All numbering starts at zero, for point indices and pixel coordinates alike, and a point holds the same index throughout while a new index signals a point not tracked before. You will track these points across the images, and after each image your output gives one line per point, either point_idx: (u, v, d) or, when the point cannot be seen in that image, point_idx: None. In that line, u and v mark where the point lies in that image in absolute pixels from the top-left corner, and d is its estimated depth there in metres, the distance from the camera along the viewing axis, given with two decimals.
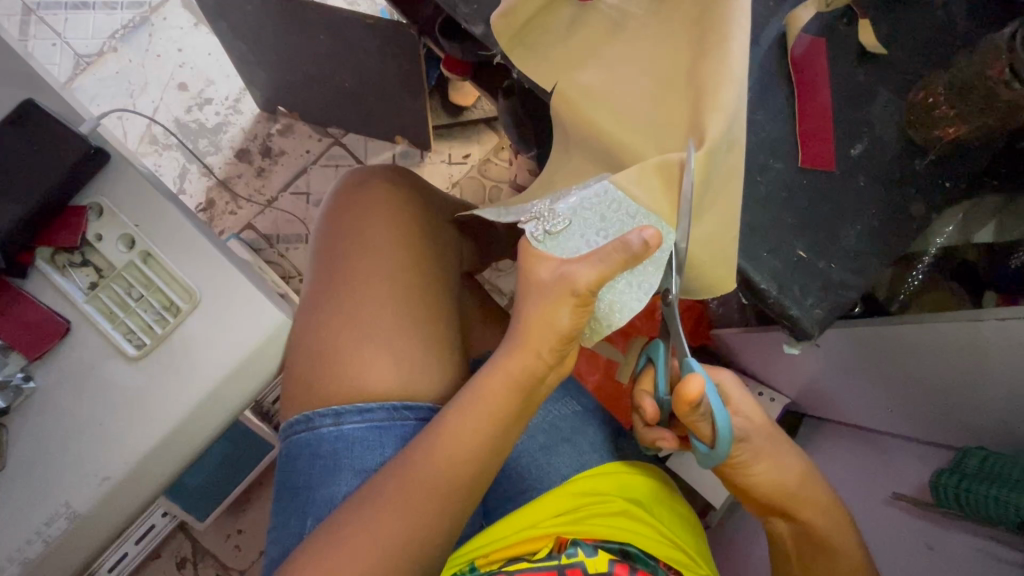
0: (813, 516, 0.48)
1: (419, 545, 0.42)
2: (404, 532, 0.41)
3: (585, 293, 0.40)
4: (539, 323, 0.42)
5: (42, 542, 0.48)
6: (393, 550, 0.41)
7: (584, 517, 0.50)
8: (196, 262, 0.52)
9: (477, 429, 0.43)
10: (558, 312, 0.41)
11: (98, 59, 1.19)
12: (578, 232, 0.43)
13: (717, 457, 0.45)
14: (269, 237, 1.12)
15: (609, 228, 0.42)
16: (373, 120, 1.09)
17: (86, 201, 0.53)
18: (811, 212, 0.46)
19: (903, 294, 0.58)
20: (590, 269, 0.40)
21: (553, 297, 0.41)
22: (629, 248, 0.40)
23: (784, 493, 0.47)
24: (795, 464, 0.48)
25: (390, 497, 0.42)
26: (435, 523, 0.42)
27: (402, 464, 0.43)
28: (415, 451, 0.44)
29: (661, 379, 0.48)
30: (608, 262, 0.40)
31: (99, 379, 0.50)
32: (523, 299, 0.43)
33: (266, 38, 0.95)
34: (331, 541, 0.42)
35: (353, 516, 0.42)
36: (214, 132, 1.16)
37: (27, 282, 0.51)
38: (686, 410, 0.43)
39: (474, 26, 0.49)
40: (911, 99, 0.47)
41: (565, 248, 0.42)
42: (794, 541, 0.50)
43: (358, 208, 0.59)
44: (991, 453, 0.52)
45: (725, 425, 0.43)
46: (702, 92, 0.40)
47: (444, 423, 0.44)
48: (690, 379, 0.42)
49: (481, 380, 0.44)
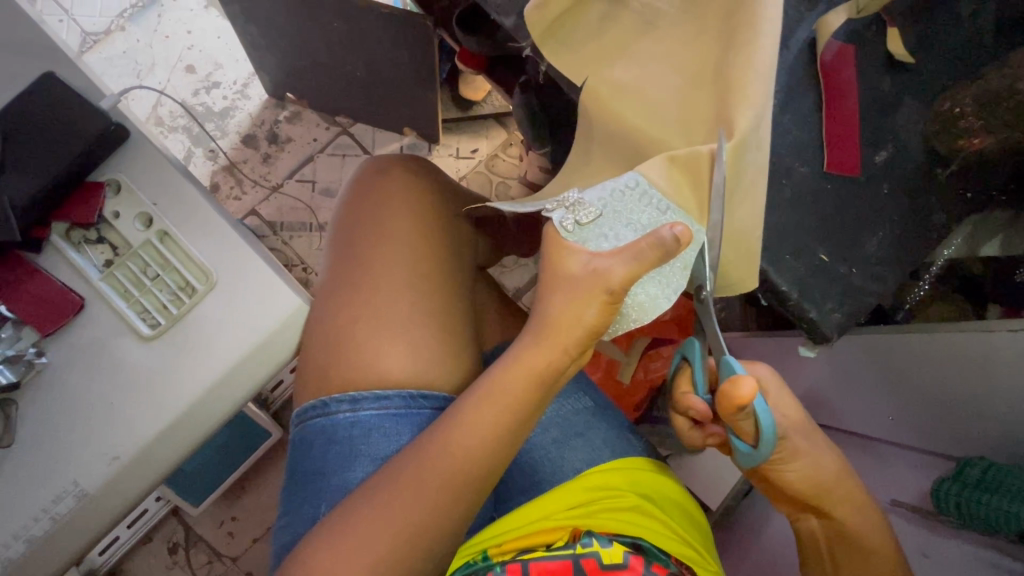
0: (847, 514, 0.48)
1: (432, 534, 0.42)
2: (419, 520, 0.41)
3: (617, 290, 0.40)
4: (566, 317, 0.42)
5: (49, 520, 0.47)
6: (405, 539, 0.41)
7: (597, 511, 0.50)
8: (214, 244, 0.52)
9: (494, 422, 0.43)
10: (585, 309, 0.41)
11: (105, 37, 1.17)
12: (607, 225, 0.43)
13: (760, 457, 0.45)
14: (272, 224, 1.11)
15: (639, 222, 0.42)
16: (384, 111, 1.08)
17: (104, 177, 0.52)
18: (834, 217, 0.46)
19: (909, 303, 0.60)
20: (624, 266, 0.40)
21: (583, 293, 0.41)
22: (664, 245, 0.39)
23: (823, 487, 0.48)
24: (825, 462, 0.48)
25: (405, 486, 0.42)
26: (448, 513, 0.42)
27: (417, 454, 0.43)
28: (432, 440, 0.43)
29: (700, 376, 0.48)
30: (642, 259, 0.40)
31: (110, 358, 0.49)
32: (549, 294, 0.42)
33: (279, 23, 0.94)
34: (345, 528, 0.42)
35: (369, 503, 0.42)
36: (222, 116, 1.15)
37: (40, 256, 0.51)
38: (731, 411, 0.43)
39: (506, 17, 0.49)
40: (937, 109, 0.48)
41: (594, 240, 0.43)
42: (826, 540, 0.50)
43: (377, 194, 0.59)
44: (994, 463, 0.52)
45: (769, 425, 0.44)
46: (732, 89, 0.40)
47: (461, 413, 0.44)
48: (740, 380, 0.42)
49: (499, 373, 0.44)
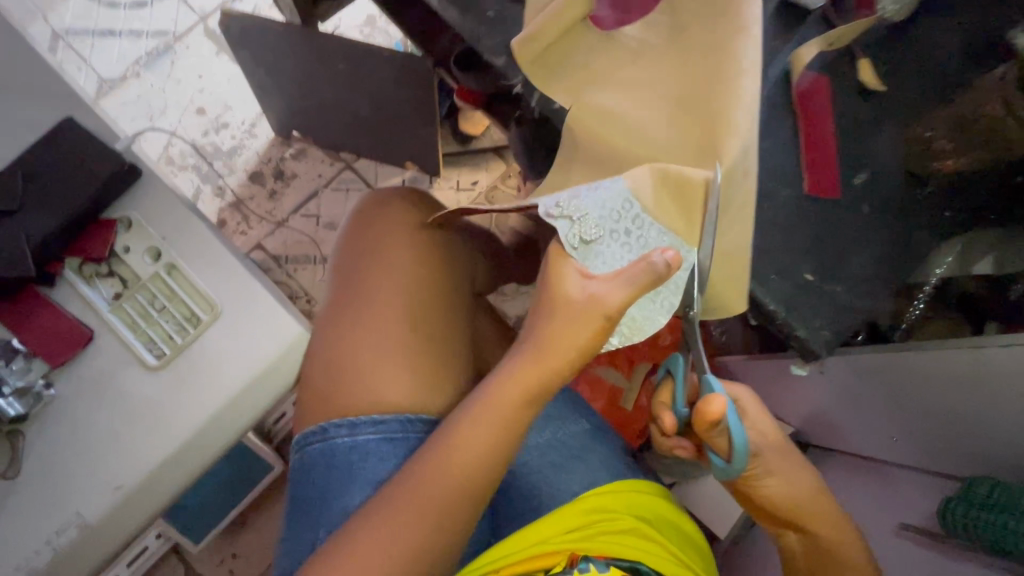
0: (822, 529, 0.48)
1: (426, 560, 0.42)
2: (413, 543, 0.42)
3: (614, 316, 0.42)
4: (562, 340, 0.43)
5: (50, 551, 0.48)
6: (398, 564, 0.41)
7: (595, 534, 0.49)
8: (220, 275, 0.54)
9: (488, 443, 0.44)
10: (583, 329, 0.42)
11: (121, 83, 1.23)
12: (605, 243, 0.44)
13: (732, 473, 0.45)
14: (277, 257, 1.14)
15: (634, 243, 0.44)
16: (386, 147, 1.12)
17: (117, 214, 0.55)
18: (818, 237, 0.48)
19: (906, 323, 0.59)
20: (621, 292, 0.41)
21: (580, 317, 0.42)
22: (655, 270, 0.40)
23: (803, 502, 0.48)
24: (807, 478, 0.49)
25: (396, 505, 0.43)
26: (441, 537, 0.42)
27: (412, 475, 0.44)
28: (426, 462, 0.44)
29: (679, 391, 0.49)
30: (637, 286, 0.41)
31: (117, 389, 0.51)
32: (547, 316, 0.43)
33: (285, 66, 1.00)
34: (340, 550, 0.42)
35: (364, 527, 0.42)
36: (230, 155, 1.20)
37: (53, 290, 0.53)
38: (704, 427, 0.44)
39: (496, 57, 0.52)
40: (911, 135, 0.50)
41: (591, 258, 0.44)
42: (805, 557, 0.50)
43: (378, 224, 0.61)
44: (1000, 481, 0.52)
45: (742, 441, 0.44)
46: (717, 122, 0.43)
47: (456, 434, 0.44)
48: (712, 398, 0.43)
49: (493, 394, 0.44)
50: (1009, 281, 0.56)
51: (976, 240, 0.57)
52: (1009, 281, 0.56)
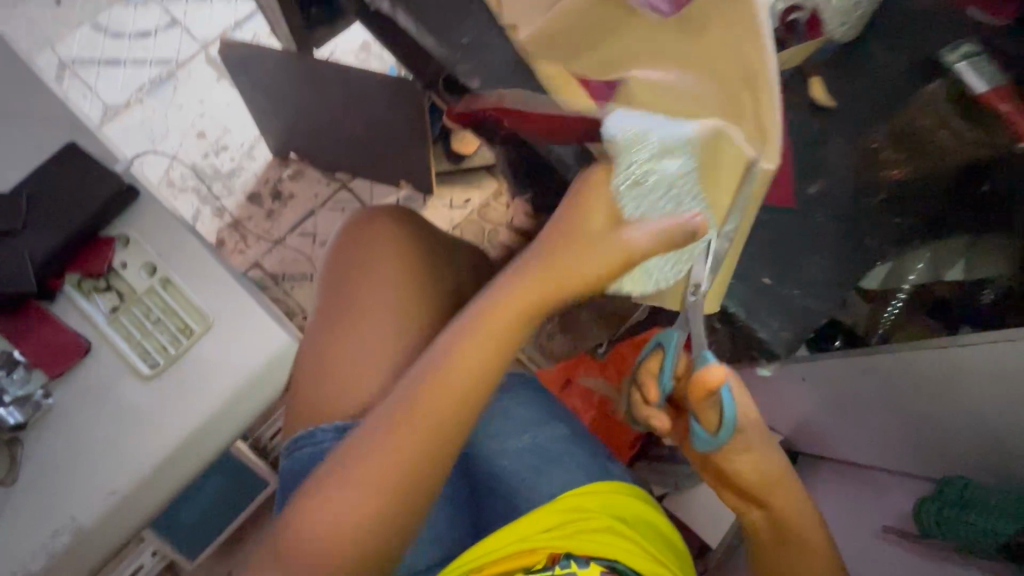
0: (787, 506, 0.51)
1: (375, 521, 0.39)
2: (368, 498, 0.39)
3: (635, 259, 0.41)
4: (576, 269, 0.41)
5: (45, 556, 0.49)
6: (349, 520, 0.39)
7: (575, 532, 0.51)
8: (213, 289, 0.56)
9: (471, 382, 0.41)
10: (603, 265, 0.41)
11: (125, 109, 1.28)
12: (652, 190, 0.43)
13: (716, 444, 0.47)
14: (275, 275, 1.18)
15: (675, 200, 0.44)
16: (381, 168, 1.16)
17: (115, 232, 0.57)
18: (775, 244, 0.50)
19: (883, 327, 0.63)
20: (648, 235, 0.41)
21: (602, 247, 0.41)
22: (684, 230, 0.41)
23: (771, 477, 0.51)
24: (777, 460, 0.52)
25: (364, 463, 0.40)
26: (396, 499, 0.40)
27: (389, 416, 0.41)
28: (405, 403, 0.41)
29: (669, 364, 0.49)
30: (663, 236, 0.41)
31: (112, 398, 0.53)
32: (569, 241, 0.42)
33: (283, 91, 1.04)
34: (303, 501, 0.40)
35: (327, 478, 0.40)
36: (229, 176, 1.24)
37: (53, 304, 0.55)
38: (701, 395, 0.45)
39: (471, 80, 0.56)
40: (863, 148, 0.54)
41: (633, 202, 0.43)
42: (768, 534, 0.52)
43: (364, 242, 0.64)
44: (969, 482, 0.58)
45: (732, 412, 0.46)
46: (756, 102, 0.43)
47: (438, 371, 0.41)
48: (714, 367, 0.44)
49: (487, 325, 0.42)
50: (981, 285, 0.56)
51: (946, 246, 0.59)
52: (982, 285, 0.56)
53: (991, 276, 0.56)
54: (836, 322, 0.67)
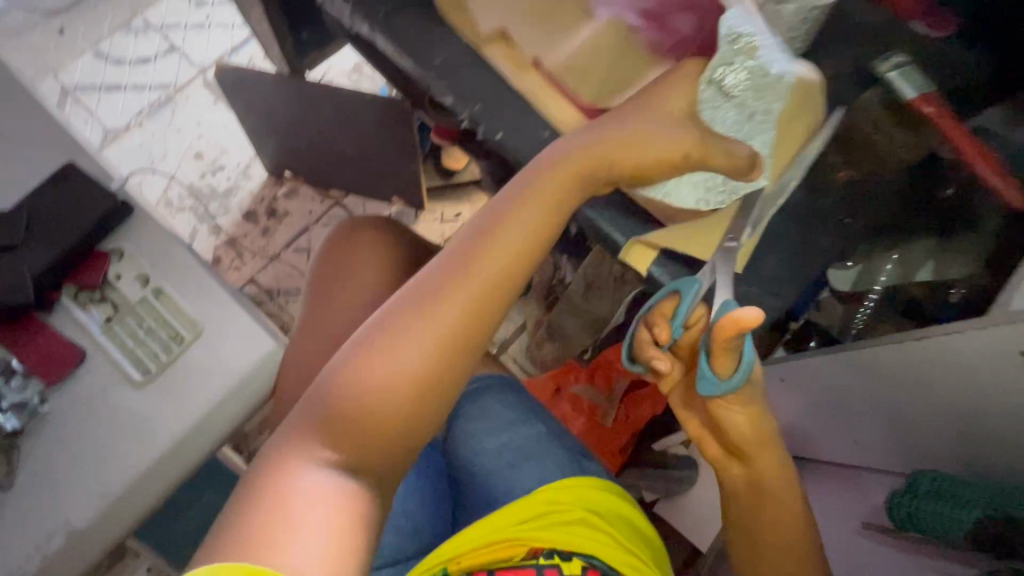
0: (770, 464, 0.51)
1: (407, 369, 0.41)
2: (411, 344, 0.41)
3: (690, 158, 0.52)
4: (641, 144, 0.51)
5: (39, 557, 0.51)
6: (384, 366, 0.40)
7: (550, 524, 0.53)
8: (202, 298, 0.59)
9: (525, 239, 0.46)
10: (665, 152, 0.51)
11: (124, 133, 1.32)
12: (730, 109, 0.55)
13: (723, 391, 0.47)
14: (269, 290, 1.21)
15: (745, 128, 0.55)
16: (374, 185, 1.20)
17: (109, 247, 0.60)
18: (732, 247, 0.54)
19: (857, 325, 0.68)
20: (722, 150, 0.52)
21: (674, 138, 0.52)
22: (741, 160, 0.52)
23: (759, 436, 0.50)
24: (770, 421, 0.51)
25: (404, 320, 0.42)
26: (428, 352, 0.41)
27: (454, 262, 0.44)
28: (472, 251, 0.45)
29: (683, 308, 0.50)
30: (731, 155, 0.53)
31: (106, 404, 0.55)
32: (640, 122, 0.52)
33: (276, 113, 1.08)
34: (349, 355, 0.42)
35: (377, 327, 0.42)
36: (225, 195, 1.27)
37: (51, 316, 0.58)
38: (726, 336, 0.44)
39: (445, 98, 0.59)
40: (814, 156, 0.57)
41: (711, 108, 0.55)
42: (745, 489, 0.53)
43: (347, 254, 0.68)
44: (940, 474, 0.58)
45: (750, 362, 0.46)
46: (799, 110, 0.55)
47: (501, 229, 0.46)
48: (751, 308, 0.43)
49: (554, 188, 0.48)
50: (946, 285, 0.60)
51: (911, 250, 0.65)
52: (946, 285, 0.60)
53: (955, 277, 0.60)
54: (813, 323, 0.77)
